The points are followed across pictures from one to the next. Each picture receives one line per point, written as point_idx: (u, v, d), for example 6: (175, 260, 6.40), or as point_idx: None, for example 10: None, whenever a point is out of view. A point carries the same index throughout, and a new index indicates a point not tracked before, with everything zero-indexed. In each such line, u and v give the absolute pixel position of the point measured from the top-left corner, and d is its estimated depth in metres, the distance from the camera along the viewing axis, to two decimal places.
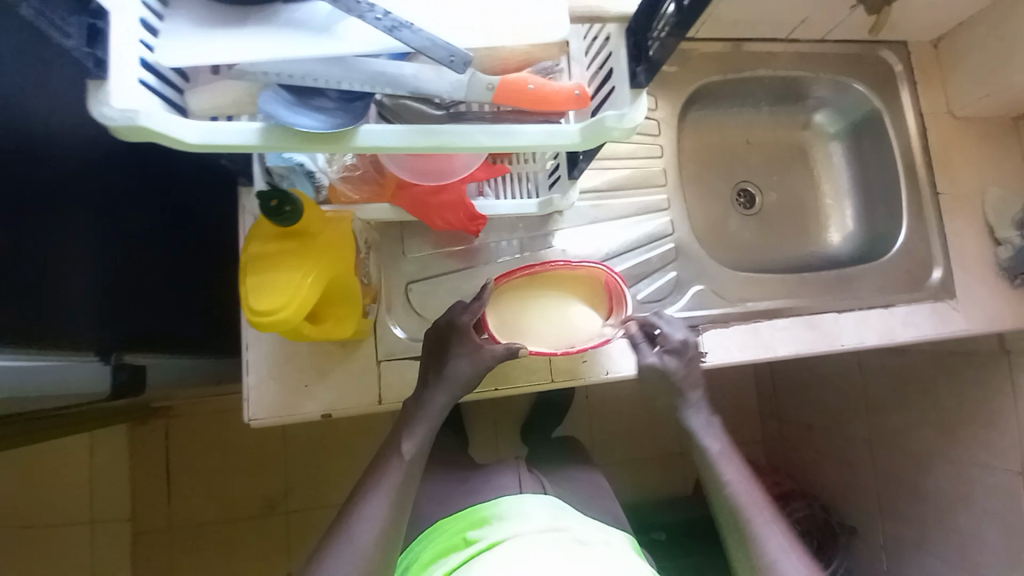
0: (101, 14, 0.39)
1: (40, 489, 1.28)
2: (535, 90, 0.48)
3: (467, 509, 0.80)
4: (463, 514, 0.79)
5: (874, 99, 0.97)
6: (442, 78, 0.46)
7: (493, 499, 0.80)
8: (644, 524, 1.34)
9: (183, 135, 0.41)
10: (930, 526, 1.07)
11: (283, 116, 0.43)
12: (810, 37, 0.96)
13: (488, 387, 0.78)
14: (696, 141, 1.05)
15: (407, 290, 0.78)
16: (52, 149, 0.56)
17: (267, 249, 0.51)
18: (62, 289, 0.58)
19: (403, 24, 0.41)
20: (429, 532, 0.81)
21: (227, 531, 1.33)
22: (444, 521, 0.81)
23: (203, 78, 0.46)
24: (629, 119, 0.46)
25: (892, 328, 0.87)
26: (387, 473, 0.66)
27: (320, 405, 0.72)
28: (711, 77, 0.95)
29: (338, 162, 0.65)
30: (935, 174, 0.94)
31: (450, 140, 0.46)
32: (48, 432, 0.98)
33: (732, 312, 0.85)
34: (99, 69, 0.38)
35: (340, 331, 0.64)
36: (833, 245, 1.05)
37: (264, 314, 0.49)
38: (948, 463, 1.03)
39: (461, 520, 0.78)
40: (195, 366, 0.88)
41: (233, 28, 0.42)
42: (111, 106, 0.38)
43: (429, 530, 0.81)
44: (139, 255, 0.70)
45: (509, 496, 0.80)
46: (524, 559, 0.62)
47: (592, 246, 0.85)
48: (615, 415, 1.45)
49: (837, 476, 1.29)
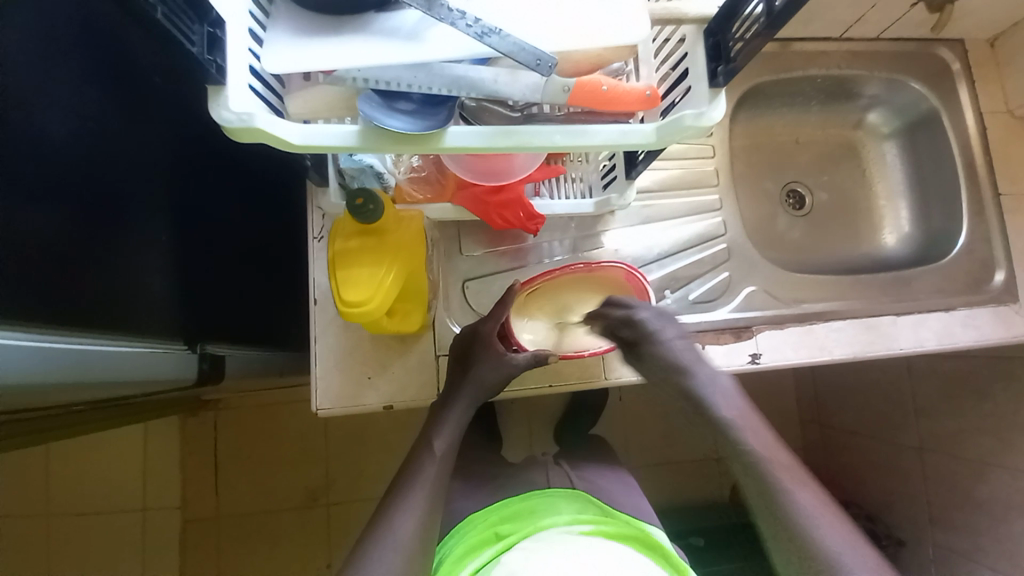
0: (219, 24, 0.42)
1: (96, 475, 1.34)
2: (608, 91, 0.50)
3: (497, 504, 0.81)
4: (494, 508, 0.80)
5: (931, 97, 0.95)
6: (521, 81, 0.48)
7: (522, 495, 0.81)
8: (683, 529, 1.33)
9: (287, 136, 0.44)
10: (985, 537, 1.03)
11: (376, 118, 0.45)
12: (864, 35, 0.95)
13: (542, 383, 0.78)
14: (746, 141, 1.04)
15: (464, 287, 0.81)
16: (136, 147, 0.60)
17: (349, 246, 0.54)
18: (143, 281, 0.62)
19: (492, 30, 0.43)
20: (457, 529, 0.80)
21: (271, 522, 1.37)
22: (475, 516, 0.80)
23: (296, 83, 0.49)
24: (706, 118, 0.47)
25: (953, 331, 0.85)
26: (422, 470, 0.66)
27: (382, 398, 0.75)
28: (762, 78, 0.95)
29: (404, 164, 0.69)
30: (996, 173, 0.91)
31: (526, 140, 0.47)
32: (115, 421, 1.03)
33: (786, 313, 0.84)
34: (219, 74, 0.41)
35: (407, 324, 0.67)
36: (887, 248, 1.03)
37: (349, 305, 0.52)
38: (1005, 471, 0.99)
39: (491, 513, 0.78)
40: (268, 361, 0.92)
41: (331, 36, 0.45)
42: (229, 109, 0.42)
43: (458, 526, 0.80)
44: (212, 251, 0.75)
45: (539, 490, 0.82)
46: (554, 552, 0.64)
47: (643, 245, 0.85)
48: (653, 418, 1.44)
49: (885, 484, 1.26)
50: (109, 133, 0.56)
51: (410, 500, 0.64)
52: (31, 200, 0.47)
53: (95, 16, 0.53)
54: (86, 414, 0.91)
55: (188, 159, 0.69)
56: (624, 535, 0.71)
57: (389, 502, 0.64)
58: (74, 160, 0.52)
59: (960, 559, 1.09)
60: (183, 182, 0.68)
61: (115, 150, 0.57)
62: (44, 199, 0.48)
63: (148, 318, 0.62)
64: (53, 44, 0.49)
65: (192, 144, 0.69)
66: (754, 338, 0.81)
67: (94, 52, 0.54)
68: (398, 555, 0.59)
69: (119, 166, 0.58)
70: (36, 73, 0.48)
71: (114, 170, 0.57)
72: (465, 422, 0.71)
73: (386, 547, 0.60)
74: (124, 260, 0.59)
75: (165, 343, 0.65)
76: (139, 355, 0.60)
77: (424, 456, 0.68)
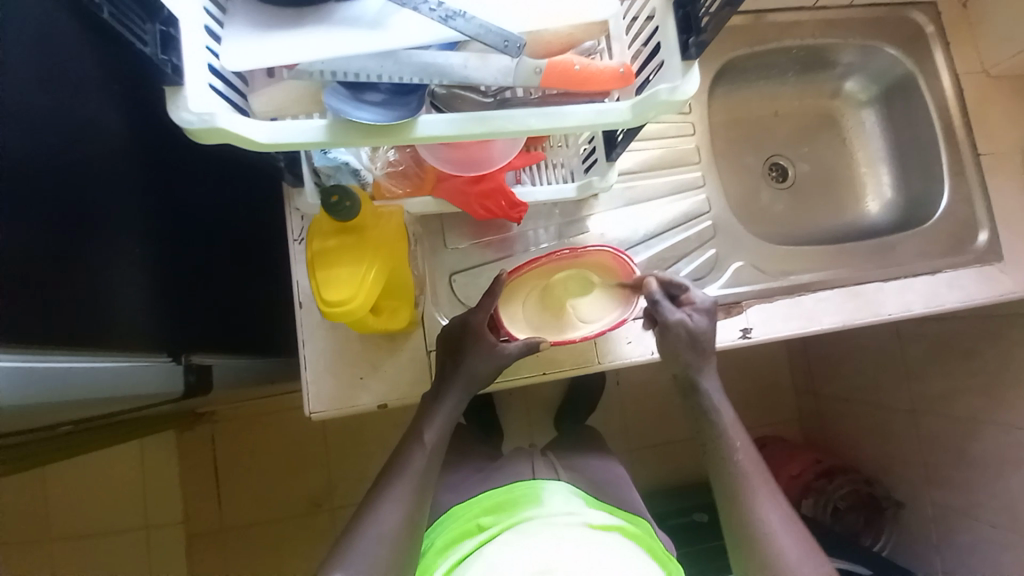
0: (171, 22, 0.40)
1: (94, 494, 1.33)
2: (580, 71, 0.49)
3: (483, 496, 0.81)
4: (477, 501, 0.80)
5: (906, 60, 0.95)
6: (491, 65, 0.47)
7: (507, 486, 0.81)
8: (685, 506, 1.34)
9: (253, 135, 0.43)
10: (980, 492, 1.05)
11: (343, 110, 0.44)
12: (838, 3, 0.94)
13: (536, 372, 0.78)
14: (726, 117, 1.04)
15: (451, 280, 0.80)
16: (107, 157, 0.59)
17: (327, 245, 0.53)
18: (120, 293, 0.60)
19: (456, 13, 0.42)
20: (441, 519, 0.82)
21: (275, 529, 1.37)
22: (459, 508, 0.81)
23: (260, 81, 0.48)
24: (681, 91, 0.46)
25: (938, 294, 0.86)
26: (410, 461, 0.66)
27: (375, 396, 0.75)
28: (738, 51, 0.94)
29: (380, 159, 0.66)
30: (974, 133, 0.92)
31: (501, 125, 0.46)
32: (108, 439, 1.01)
33: (774, 287, 0.85)
34: (176, 74, 0.40)
35: (395, 322, 0.66)
36: (870, 215, 1.04)
37: (332, 305, 0.52)
38: (995, 427, 1.01)
39: (476, 507, 0.79)
40: (257, 368, 0.91)
41: (291, 29, 0.43)
42: (189, 110, 0.40)
43: (443, 517, 0.82)
44: (187, 259, 0.73)
45: (522, 482, 0.82)
46: (533, 544, 0.64)
47: (629, 228, 0.85)
48: (650, 399, 1.45)
49: (880, 449, 1.28)
50: (77, 142, 0.55)
51: (399, 494, 0.64)
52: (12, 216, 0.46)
53: (58, 23, 0.52)
54: (77, 435, 0.89)
55: (158, 167, 0.67)
56: (607, 522, 0.70)
57: (376, 495, 0.64)
58: (46, 174, 0.51)
59: (955, 517, 1.11)
60: (155, 190, 0.67)
61: (85, 161, 0.56)
62: (23, 214, 0.48)
63: (128, 330, 0.61)
64: (20, 56, 0.48)
65: (162, 150, 0.68)
66: (743, 313, 0.81)
67: (61, 61, 0.52)
68: (383, 547, 0.60)
69: (89, 178, 0.56)
70: (9, 86, 0.47)
71: (85, 182, 0.55)
72: (457, 414, 0.70)
73: (380, 545, 0.60)
74: (100, 272, 0.57)
75: (146, 356, 0.64)
76: (125, 370, 0.60)
77: (413, 448, 0.67)
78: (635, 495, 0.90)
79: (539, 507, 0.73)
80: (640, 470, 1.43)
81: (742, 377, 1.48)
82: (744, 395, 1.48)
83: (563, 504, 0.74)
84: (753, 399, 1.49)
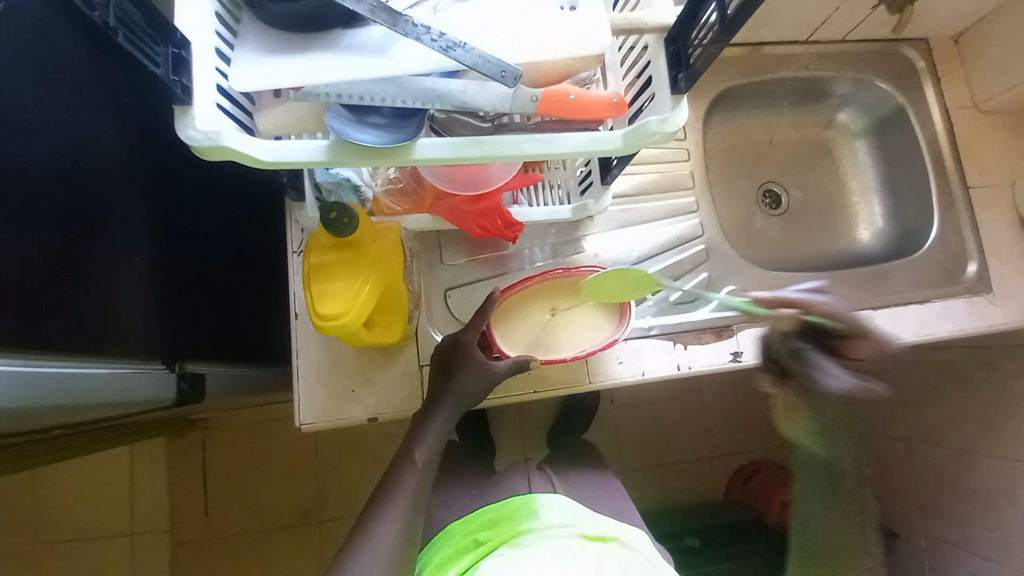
0: (184, 44, 0.42)
1: (81, 499, 1.32)
2: (576, 99, 0.51)
3: (477, 511, 0.79)
4: (475, 514, 0.77)
5: (898, 94, 0.98)
6: (489, 92, 0.49)
7: (503, 500, 0.79)
8: (676, 531, 1.34)
9: (256, 153, 0.44)
10: (975, 526, 1.04)
11: (345, 132, 0.46)
12: (832, 37, 0.97)
13: (527, 390, 0.79)
14: (721, 143, 1.06)
15: (446, 296, 0.81)
16: (111, 168, 0.60)
17: (325, 258, 0.55)
18: (115, 304, 0.61)
19: (457, 43, 0.44)
20: (438, 537, 0.79)
21: (262, 540, 1.35)
22: (454, 524, 0.79)
23: (267, 100, 0.49)
24: (671, 123, 0.48)
25: (928, 323, 0.86)
26: (402, 480, 0.66)
27: (367, 409, 0.75)
28: (734, 81, 0.97)
29: (381, 176, 0.69)
30: (965, 167, 0.94)
31: (495, 150, 0.48)
32: (98, 444, 1.01)
33: (765, 312, 0.86)
34: (185, 94, 0.42)
35: (388, 336, 0.67)
36: (863, 243, 1.05)
37: (327, 318, 0.53)
38: (987, 457, 1.01)
39: (471, 520, 0.77)
40: (248, 378, 0.92)
41: (299, 53, 0.45)
42: (196, 127, 0.42)
43: (436, 538, 0.79)
44: (186, 267, 0.74)
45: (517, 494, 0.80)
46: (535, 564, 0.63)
47: (623, 249, 0.86)
48: (643, 419, 1.45)
49: (874, 477, 1.27)
50: (77, 154, 0.56)
51: (388, 510, 0.64)
52: (9, 221, 0.48)
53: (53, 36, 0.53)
54: (69, 439, 0.89)
55: (159, 178, 0.69)
56: (603, 533, 0.70)
57: (369, 515, 0.64)
58: (43, 185, 0.51)
59: (948, 549, 1.10)
60: (157, 198, 0.68)
61: (86, 173, 0.57)
62: (23, 220, 0.49)
63: (122, 337, 0.62)
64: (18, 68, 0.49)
65: (165, 163, 0.70)
66: (734, 337, 0.83)
67: (57, 74, 0.54)
68: (372, 564, 0.60)
69: (91, 187, 0.58)
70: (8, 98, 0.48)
71: (86, 191, 0.57)
72: (448, 431, 0.71)
73: (366, 561, 0.60)
74: (95, 283, 0.58)
75: (142, 362, 0.65)
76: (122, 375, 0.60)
77: (405, 464, 0.68)
78: (633, 509, 0.89)
79: (533, 521, 0.72)
80: (634, 491, 1.42)
81: (737, 400, 1.48)
82: (738, 418, 1.48)
83: (558, 517, 0.73)
84: (747, 422, 1.48)
